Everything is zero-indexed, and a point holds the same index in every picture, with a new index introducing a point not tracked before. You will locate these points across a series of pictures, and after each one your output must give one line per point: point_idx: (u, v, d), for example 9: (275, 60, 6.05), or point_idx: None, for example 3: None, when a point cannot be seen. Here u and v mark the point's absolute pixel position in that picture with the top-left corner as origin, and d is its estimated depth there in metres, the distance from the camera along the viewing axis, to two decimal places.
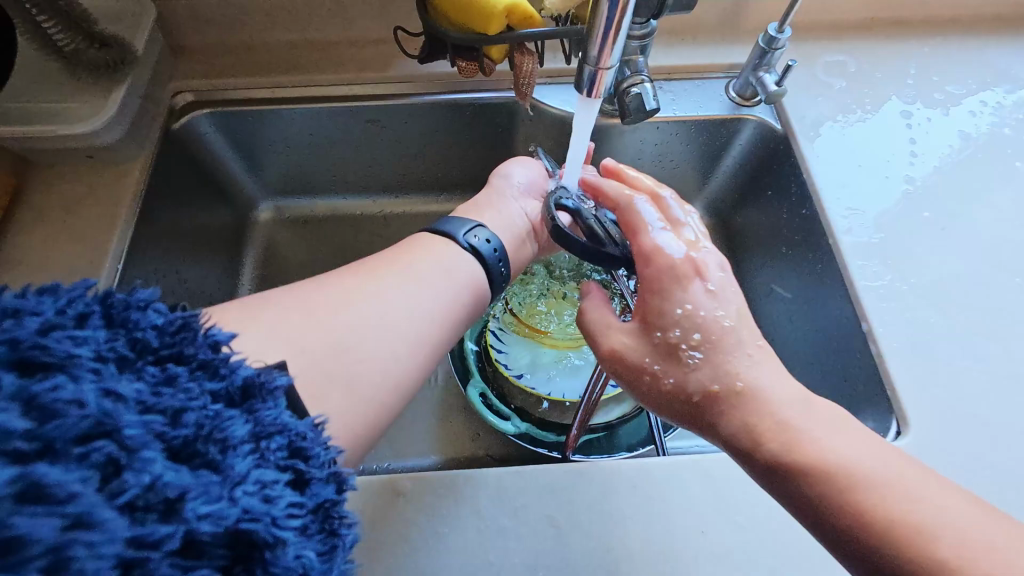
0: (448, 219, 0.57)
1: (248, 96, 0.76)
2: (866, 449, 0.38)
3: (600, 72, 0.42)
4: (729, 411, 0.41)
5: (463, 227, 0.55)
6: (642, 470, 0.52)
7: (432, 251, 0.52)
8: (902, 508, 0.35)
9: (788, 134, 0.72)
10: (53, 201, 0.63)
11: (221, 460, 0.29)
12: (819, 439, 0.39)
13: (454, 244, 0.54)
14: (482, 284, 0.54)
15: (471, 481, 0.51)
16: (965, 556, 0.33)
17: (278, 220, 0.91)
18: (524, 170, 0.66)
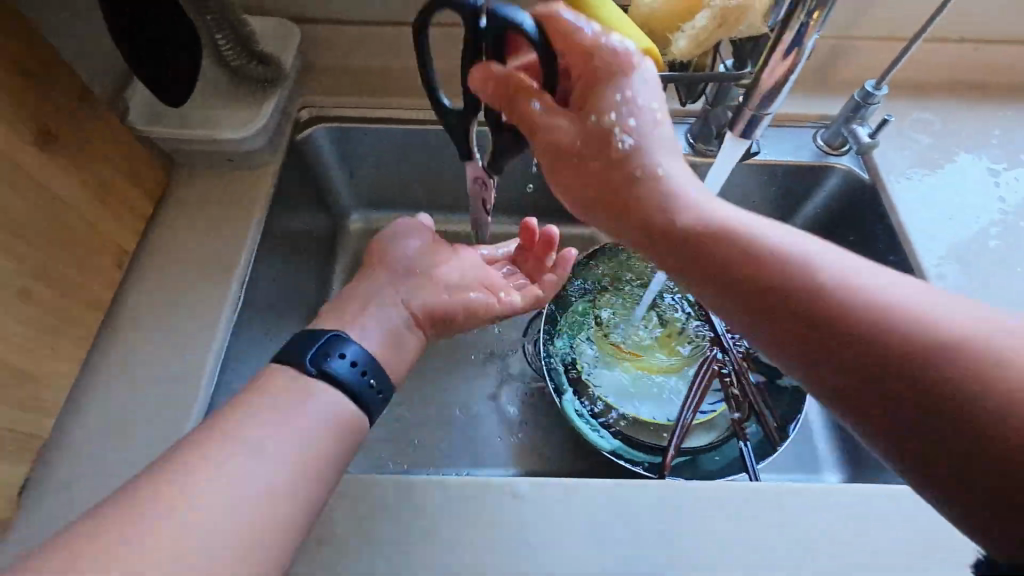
0: (300, 336, 0.49)
1: (363, 114, 0.82)
2: (809, 239, 0.39)
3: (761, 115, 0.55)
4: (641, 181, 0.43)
5: (310, 349, 0.47)
6: (750, 492, 0.53)
7: (276, 383, 0.45)
8: (847, 285, 0.36)
9: (876, 183, 0.75)
10: (194, 197, 0.69)
11: None
12: (757, 231, 0.40)
13: (301, 366, 0.46)
14: (343, 409, 0.45)
15: (580, 491, 0.53)
16: (936, 318, 0.33)
17: (366, 231, 0.95)
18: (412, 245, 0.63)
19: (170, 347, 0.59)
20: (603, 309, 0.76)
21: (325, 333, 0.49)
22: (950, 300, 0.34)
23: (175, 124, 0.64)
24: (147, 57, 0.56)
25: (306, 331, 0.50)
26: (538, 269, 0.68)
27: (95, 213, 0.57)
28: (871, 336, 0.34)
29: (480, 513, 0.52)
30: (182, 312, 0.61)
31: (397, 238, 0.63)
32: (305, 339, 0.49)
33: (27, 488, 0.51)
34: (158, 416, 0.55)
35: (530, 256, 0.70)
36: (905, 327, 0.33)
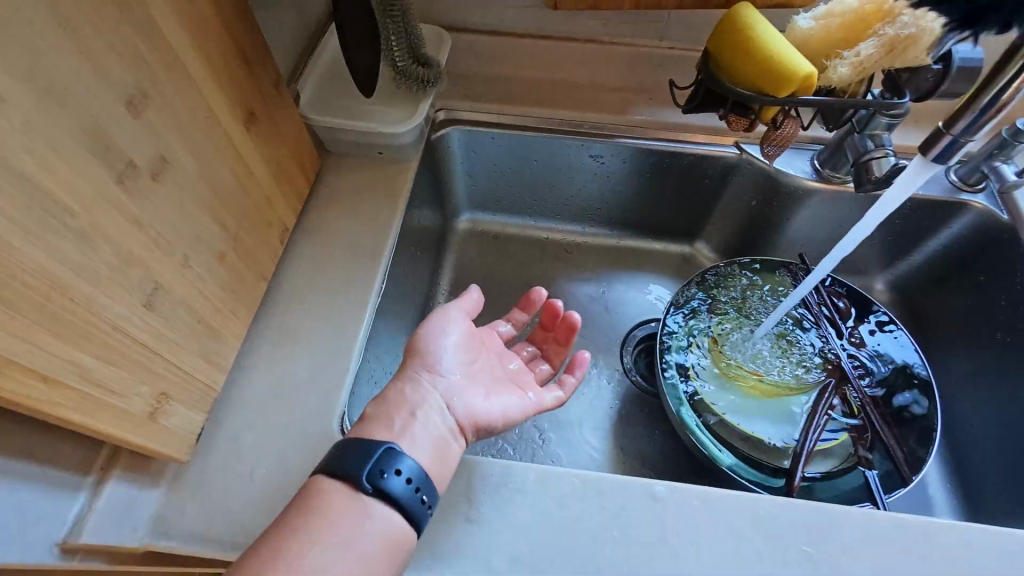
0: (357, 446, 0.49)
1: (495, 120, 0.86)
2: None
3: (953, 142, 0.49)
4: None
5: (363, 466, 0.47)
6: (897, 523, 0.52)
7: (332, 493, 0.46)
8: None
9: (1015, 223, 0.74)
10: (345, 184, 0.74)
11: None
12: None
13: (360, 485, 0.46)
14: (401, 530, 0.46)
15: (721, 500, 0.53)
16: None
17: (471, 232, 1.01)
18: (453, 340, 0.61)
19: (324, 321, 0.63)
20: (721, 325, 0.76)
21: (374, 449, 0.48)
22: None
23: (343, 116, 0.70)
24: (356, 63, 0.62)
25: (346, 444, 0.49)
26: (560, 353, 0.74)
27: (271, 190, 0.62)
28: None
29: (617, 509, 0.53)
30: (333, 290, 0.65)
31: (434, 340, 0.60)
32: (360, 450, 0.48)
33: (200, 436, 0.54)
34: (313, 382, 0.59)
35: (551, 340, 0.75)
36: None
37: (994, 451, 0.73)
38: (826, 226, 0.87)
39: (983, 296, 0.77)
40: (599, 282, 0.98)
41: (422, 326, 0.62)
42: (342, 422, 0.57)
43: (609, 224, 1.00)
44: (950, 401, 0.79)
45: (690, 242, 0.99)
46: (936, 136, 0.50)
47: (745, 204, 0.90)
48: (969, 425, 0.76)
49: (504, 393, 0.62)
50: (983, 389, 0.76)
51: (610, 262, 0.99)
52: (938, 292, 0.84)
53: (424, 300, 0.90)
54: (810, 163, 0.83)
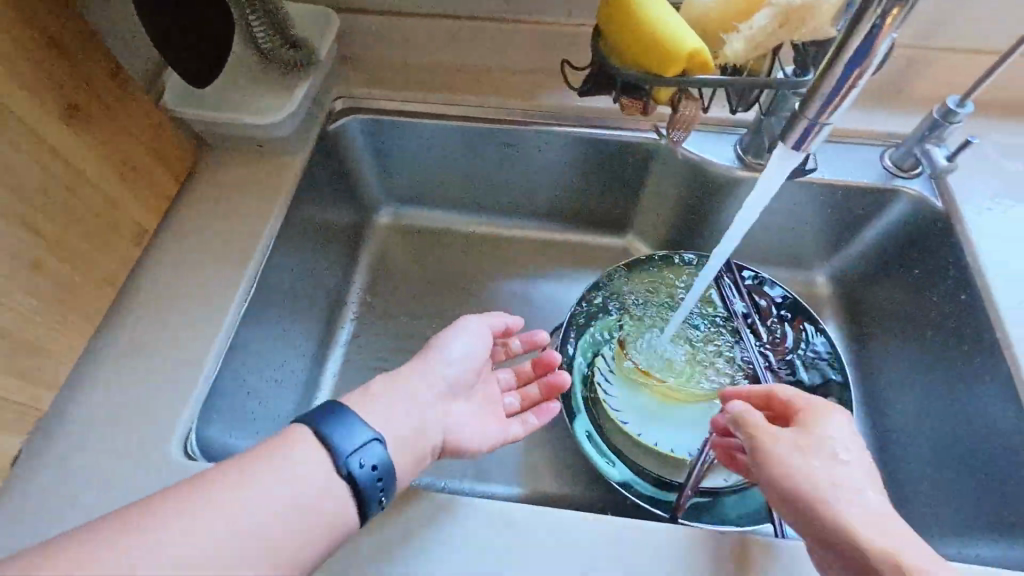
0: (344, 418, 0.44)
1: (400, 108, 0.81)
2: (855, 505, 0.41)
3: (816, 127, 0.44)
4: (882, 550, 0.38)
5: (344, 441, 0.43)
6: (772, 548, 0.48)
7: (304, 451, 0.41)
8: (829, 496, 0.42)
9: (949, 212, 0.68)
10: (220, 179, 0.69)
11: None
12: (840, 509, 0.41)
13: (333, 460, 0.42)
14: (346, 518, 0.41)
15: (584, 524, 0.49)
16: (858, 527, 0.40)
17: (393, 227, 0.95)
18: (467, 345, 0.58)
19: (177, 330, 0.58)
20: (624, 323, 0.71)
21: (362, 432, 0.44)
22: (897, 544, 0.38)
23: (203, 107, 0.65)
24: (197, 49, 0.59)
25: (334, 407, 0.45)
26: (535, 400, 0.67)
27: (117, 191, 0.57)
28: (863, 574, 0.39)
29: (470, 536, 0.48)
30: (194, 295, 0.61)
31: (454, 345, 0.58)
32: (348, 426, 0.43)
33: (25, 460, 0.51)
34: (159, 397, 0.55)
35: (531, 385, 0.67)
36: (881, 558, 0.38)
37: (926, 462, 0.66)
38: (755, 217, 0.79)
39: (918, 290, 0.71)
40: (526, 280, 0.92)
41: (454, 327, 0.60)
42: (185, 440, 0.53)
43: (536, 216, 0.93)
44: (882, 406, 0.73)
45: (621, 234, 0.93)
46: (794, 117, 0.45)
47: (673, 194, 0.83)
48: (901, 430, 0.70)
49: (484, 412, 0.58)
50: (916, 394, 0.70)
51: (538, 258, 0.94)
52: (876, 286, 0.78)
53: (333, 303, 0.85)
54: (734, 149, 0.77)
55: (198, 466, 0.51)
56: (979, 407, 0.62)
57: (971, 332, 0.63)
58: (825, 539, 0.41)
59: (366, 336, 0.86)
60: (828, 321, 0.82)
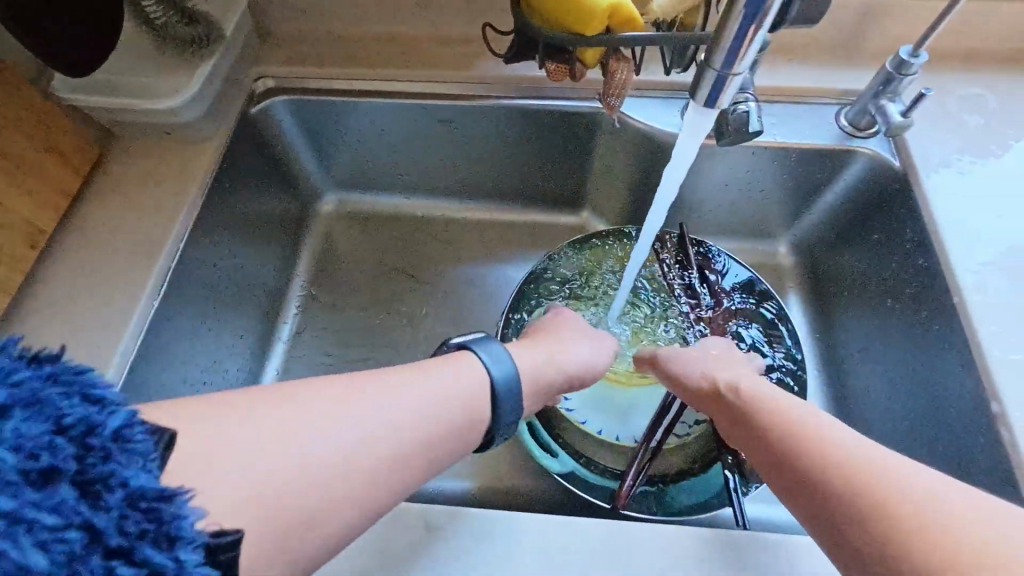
0: (513, 384, 0.45)
1: (326, 86, 0.75)
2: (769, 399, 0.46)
3: (729, 77, 0.40)
4: (758, 416, 0.45)
5: (506, 392, 0.45)
6: (708, 540, 0.45)
7: (471, 400, 0.42)
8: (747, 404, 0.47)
9: (907, 171, 0.64)
10: (129, 172, 0.66)
11: (88, 517, 0.25)
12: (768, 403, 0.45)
13: (492, 409, 0.44)
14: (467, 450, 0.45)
15: (509, 524, 0.46)
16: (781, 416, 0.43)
17: (340, 214, 0.88)
18: (591, 349, 0.58)
19: (82, 333, 0.56)
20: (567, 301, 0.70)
21: (519, 387, 0.45)
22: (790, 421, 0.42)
23: (113, 95, 0.63)
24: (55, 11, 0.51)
25: (495, 351, 0.46)
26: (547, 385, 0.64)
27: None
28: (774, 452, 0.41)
29: (386, 550, 0.45)
30: (99, 296, 0.58)
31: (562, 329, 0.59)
32: (513, 398, 0.45)
33: None
34: None
35: None
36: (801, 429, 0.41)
37: (891, 439, 0.62)
38: (709, 187, 0.74)
39: (877, 256, 0.68)
40: (481, 264, 0.86)
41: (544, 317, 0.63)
42: None
43: (487, 196, 0.87)
44: (850, 382, 0.69)
45: (576, 212, 0.87)
46: (702, 72, 0.42)
47: (626, 167, 0.78)
48: (866, 404, 0.67)
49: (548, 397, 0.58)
50: (880, 366, 0.66)
51: (494, 241, 0.87)
52: (840, 254, 0.74)
53: (271, 299, 0.79)
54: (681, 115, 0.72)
55: None
56: (940, 376, 0.57)
57: (929, 298, 0.59)
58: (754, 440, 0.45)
59: (310, 333, 0.80)
60: (790, 295, 0.78)
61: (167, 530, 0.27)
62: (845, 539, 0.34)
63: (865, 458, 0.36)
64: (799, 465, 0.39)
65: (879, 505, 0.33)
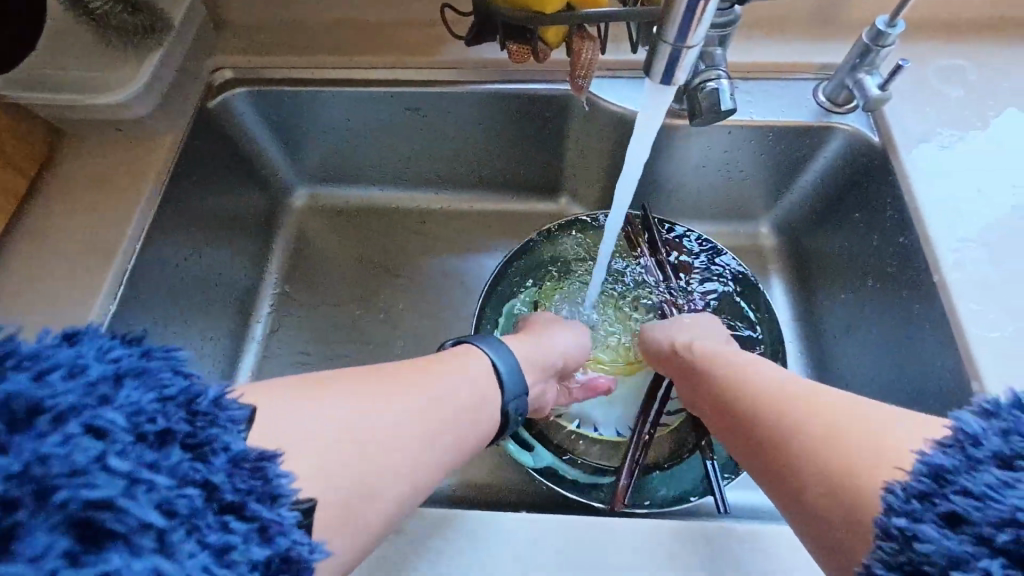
0: (512, 364, 0.52)
1: (287, 76, 0.72)
2: (733, 373, 0.48)
3: (683, 51, 0.40)
4: (729, 393, 0.47)
5: (512, 377, 0.51)
6: (684, 535, 0.44)
7: (478, 382, 0.48)
8: (718, 383, 0.49)
9: (886, 147, 0.62)
10: (82, 173, 0.64)
11: (200, 474, 0.28)
12: (734, 380, 0.48)
13: (501, 393, 0.50)
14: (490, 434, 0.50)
15: (481, 524, 0.45)
16: (747, 390, 0.45)
17: (312, 209, 0.85)
18: (570, 338, 0.61)
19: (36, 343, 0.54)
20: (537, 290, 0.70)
21: (519, 368, 0.52)
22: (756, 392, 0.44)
23: (62, 91, 0.63)
24: None
25: (499, 343, 0.53)
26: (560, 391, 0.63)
27: None
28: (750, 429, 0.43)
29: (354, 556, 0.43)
30: (54, 304, 0.56)
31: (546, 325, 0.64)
32: (516, 375, 0.51)
33: None
34: None
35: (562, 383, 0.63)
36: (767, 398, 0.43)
37: None
38: (687, 169, 0.72)
39: (858, 235, 0.66)
40: (458, 255, 0.84)
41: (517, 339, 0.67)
42: None
43: (462, 185, 0.85)
44: (835, 364, 0.68)
45: (554, 198, 0.85)
46: (655, 48, 0.41)
47: (602, 150, 0.75)
48: (850, 386, 0.65)
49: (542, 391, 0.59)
50: (863, 346, 0.65)
51: (471, 232, 0.85)
52: (821, 234, 0.72)
53: (243, 298, 0.77)
54: None
55: None
56: (922, 355, 0.56)
57: (909, 277, 0.58)
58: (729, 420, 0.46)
59: (285, 332, 0.78)
60: (772, 277, 0.76)
61: (257, 490, 0.30)
62: (805, 478, 0.37)
63: (826, 397, 0.40)
64: (766, 408, 0.42)
65: (828, 430, 0.37)
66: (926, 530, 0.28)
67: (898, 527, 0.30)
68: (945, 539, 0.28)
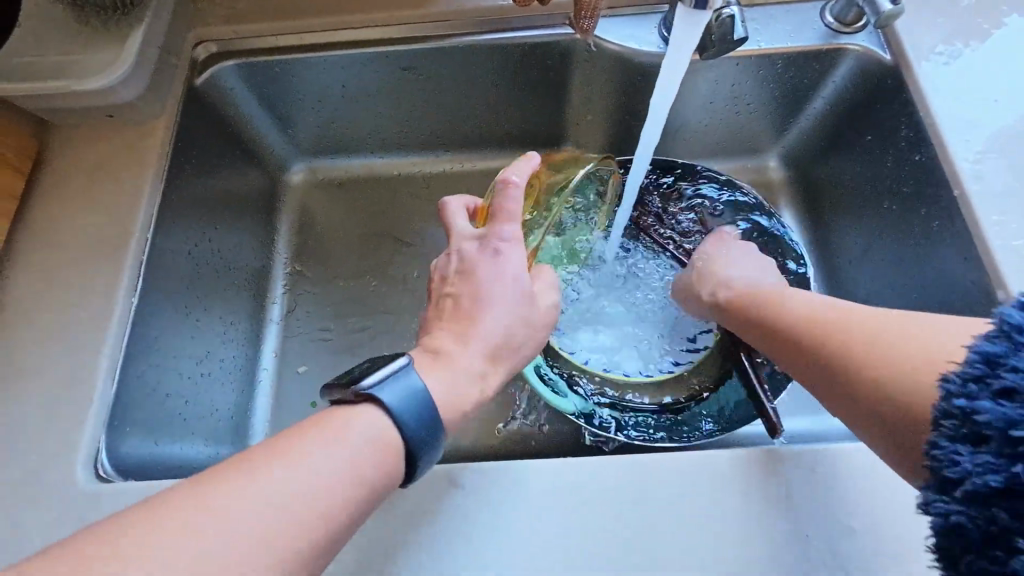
0: (409, 398, 0.39)
1: (274, 44, 0.69)
2: (776, 313, 0.50)
3: None
4: (778, 333, 0.49)
5: (416, 423, 0.39)
6: (734, 462, 0.45)
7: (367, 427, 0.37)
8: (763, 323, 0.51)
9: (898, 64, 0.61)
10: (74, 166, 0.62)
11: None
12: (780, 317, 0.49)
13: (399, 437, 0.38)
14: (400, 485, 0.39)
15: (536, 471, 0.46)
16: (794, 325, 0.47)
17: (312, 183, 0.83)
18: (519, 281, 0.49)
19: (64, 339, 0.54)
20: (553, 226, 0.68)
21: (428, 405, 0.39)
22: (804, 327, 0.46)
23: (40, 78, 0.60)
24: None
25: (405, 373, 0.40)
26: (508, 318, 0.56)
27: None
28: (808, 365, 0.45)
29: (413, 509, 0.45)
30: (75, 296, 0.56)
31: (501, 277, 0.48)
32: (417, 413, 0.39)
33: None
34: (56, 416, 0.51)
35: None
36: (812, 331, 0.45)
37: None
38: (694, 106, 0.71)
39: (871, 157, 0.66)
40: None
41: (441, 210, 0.53)
42: (93, 458, 0.50)
43: (464, 145, 0.82)
44: (853, 288, 0.69)
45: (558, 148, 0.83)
46: None
47: (606, 94, 0.73)
48: (870, 308, 0.66)
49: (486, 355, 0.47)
50: (879, 267, 0.66)
51: (478, 192, 0.83)
52: (833, 161, 0.72)
53: (255, 279, 0.76)
54: (658, 32, 0.68)
55: (111, 490, 0.47)
56: (946, 270, 0.56)
57: (928, 194, 0.58)
58: (785, 358, 0.48)
59: (302, 310, 0.77)
60: (784, 209, 0.76)
61: None
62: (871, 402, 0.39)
63: (863, 317, 0.43)
64: (810, 340, 0.45)
65: (872, 344, 0.40)
66: (984, 405, 0.31)
67: (955, 407, 0.33)
68: (1000, 407, 0.31)
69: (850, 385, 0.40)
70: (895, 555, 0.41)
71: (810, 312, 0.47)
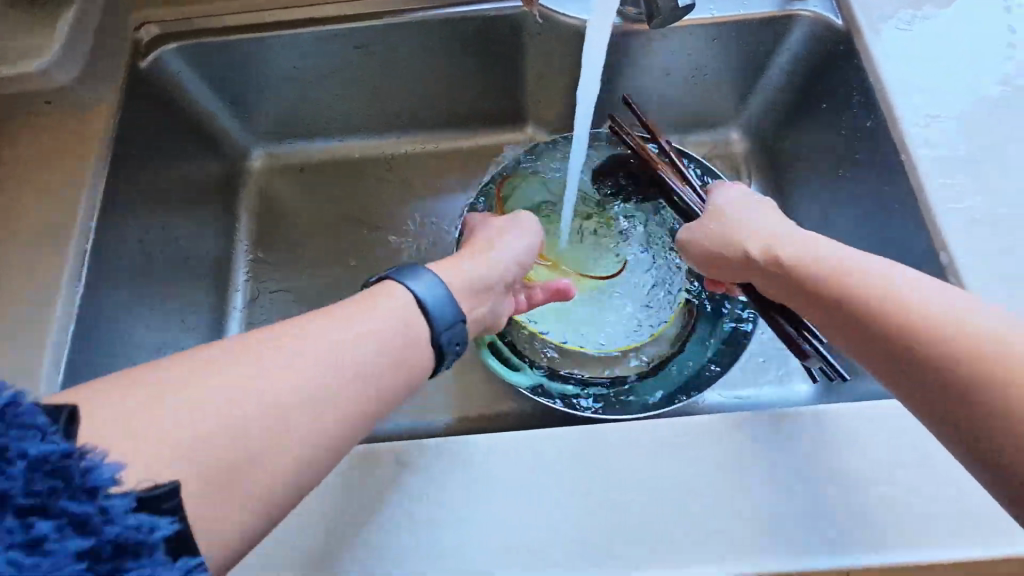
0: (428, 279, 0.41)
1: (222, 25, 0.68)
2: (826, 259, 0.42)
3: None
4: (819, 283, 0.41)
5: (436, 299, 0.40)
6: (680, 431, 0.46)
7: (384, 309, 0.38)
8: (807, 267, 0.43)
9: (850, 31, 0.61)
10: (19, 153, 0.61)
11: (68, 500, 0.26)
12: (829, 267, 0.42)
13: (422, 315, 0.40)
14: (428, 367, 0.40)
15: (484, 448, 0.46)
16: (847, 275, 0.40)
17: (272, 168, 0.81)
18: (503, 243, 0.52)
19: (10, 329, 0.53)
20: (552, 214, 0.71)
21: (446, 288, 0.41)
22: (857, 279, 0.39)
23: None
24: None
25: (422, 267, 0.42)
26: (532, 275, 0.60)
27: None
28: (861, 324, 0.38)
29: (365, 490, 0.45)
30: (21, 285, 0.55)
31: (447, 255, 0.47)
32: (437, 293, 0.41)
33: None
34: None
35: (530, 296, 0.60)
36: (881, 292, 0.38)
37: None
38: (651, 79, 0.70)
39: (826, 126, 0.65)
40: (430, 196, 0.81)
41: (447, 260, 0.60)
42: None
43: (425, 125, 0.81)
44: None
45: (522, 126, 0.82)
46: None
47: (564, 69, 0.72)
48: None
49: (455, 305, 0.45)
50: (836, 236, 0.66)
51: (439, 172, 0.82)
52: (791, 131, 0.71)
53: (215, 267, 0.75)
54: None
55: None
56: (896, 236, 0.57)
57: (879, 161, 0.58)
58: (825, 313, 0.41)
59: (264, 297, 0.76)
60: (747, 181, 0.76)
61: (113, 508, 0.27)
62: (942, 380, 0.33)
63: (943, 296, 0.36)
64: (866, 312, 0.38)
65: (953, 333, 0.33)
66: None
67: None
68: None
69: (917, 385, 0.35)
70: (831, 515, 0.42)
71: (887, 288, 0.38)
